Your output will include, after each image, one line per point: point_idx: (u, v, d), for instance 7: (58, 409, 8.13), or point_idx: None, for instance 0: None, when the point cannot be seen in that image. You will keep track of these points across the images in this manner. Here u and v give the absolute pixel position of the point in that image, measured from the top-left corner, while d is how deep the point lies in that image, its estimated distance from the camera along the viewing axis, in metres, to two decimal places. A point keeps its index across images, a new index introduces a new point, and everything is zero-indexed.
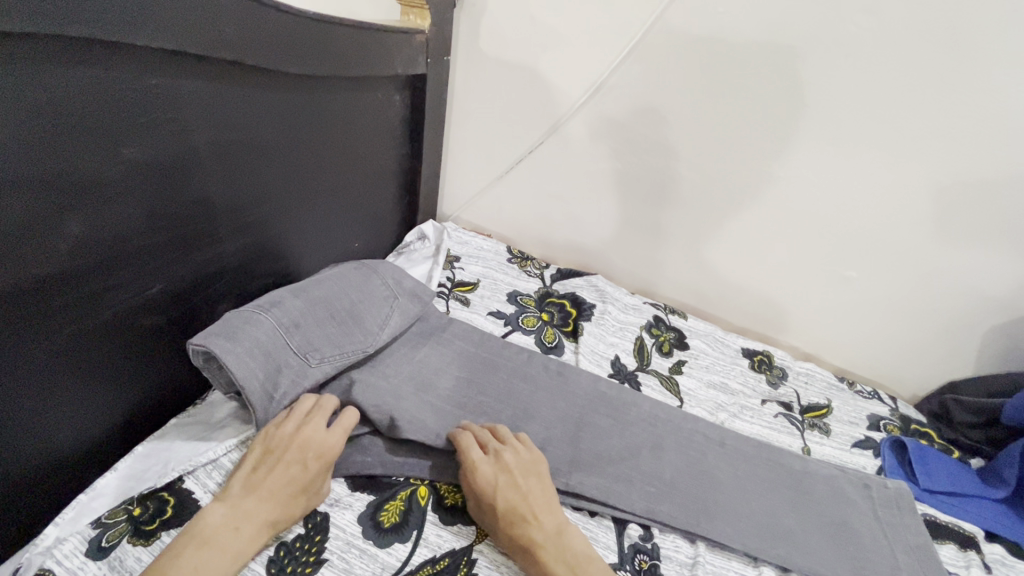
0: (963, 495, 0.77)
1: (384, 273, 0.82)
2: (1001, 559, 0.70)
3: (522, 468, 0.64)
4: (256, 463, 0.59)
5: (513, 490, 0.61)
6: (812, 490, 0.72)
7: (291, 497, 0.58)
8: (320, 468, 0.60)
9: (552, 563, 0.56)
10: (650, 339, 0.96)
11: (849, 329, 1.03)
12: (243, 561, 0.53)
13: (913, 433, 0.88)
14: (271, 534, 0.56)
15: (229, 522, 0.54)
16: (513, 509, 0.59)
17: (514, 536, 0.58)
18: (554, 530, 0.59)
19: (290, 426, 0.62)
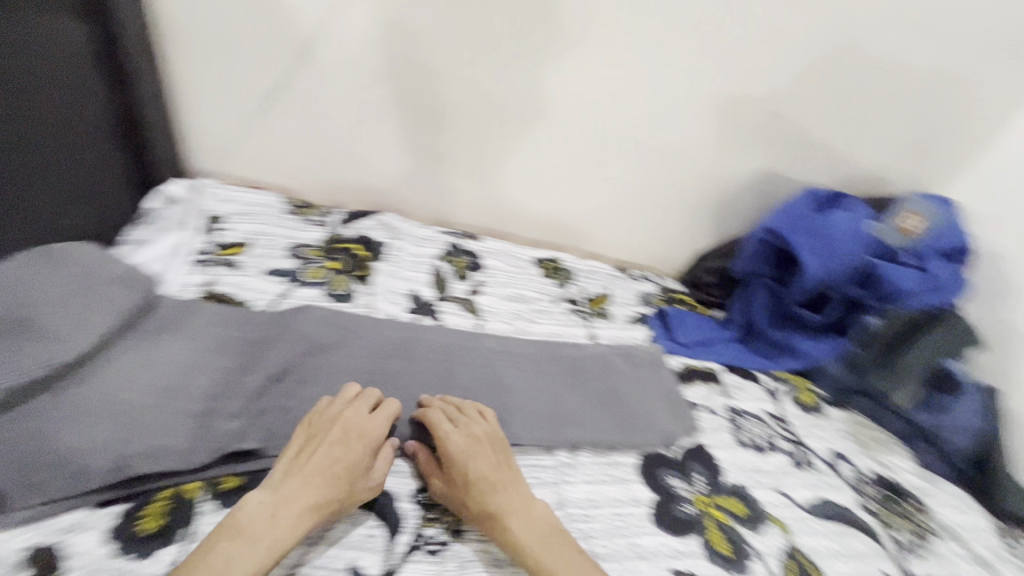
0: (708, 343, 0.95)
1: (80, 260, 0.65)
2: (735, 385, 0.88)
3: (488, 441, 0.65)
4: (292, 455, 0.60)
5: (480, 460, 0.62)
6: (591, 375, 0.82)
7: (330, 477, 0.57)
8: (364, 445, 0.61)
9: (521, 532, 0.57)
10: (446, 267, 0.96)
11: (622, 226, 1.13)
12: (280, 549, 0.52)
13: (674, 301, 1.04)
14: (315, 518, 0.55)
15: (264, 511, 0.54)
16: (484, 481, 0.60)
17: (481, 502, 0.59)
18: (523, 496, 0.61)
19: (330, 412, 0.63)
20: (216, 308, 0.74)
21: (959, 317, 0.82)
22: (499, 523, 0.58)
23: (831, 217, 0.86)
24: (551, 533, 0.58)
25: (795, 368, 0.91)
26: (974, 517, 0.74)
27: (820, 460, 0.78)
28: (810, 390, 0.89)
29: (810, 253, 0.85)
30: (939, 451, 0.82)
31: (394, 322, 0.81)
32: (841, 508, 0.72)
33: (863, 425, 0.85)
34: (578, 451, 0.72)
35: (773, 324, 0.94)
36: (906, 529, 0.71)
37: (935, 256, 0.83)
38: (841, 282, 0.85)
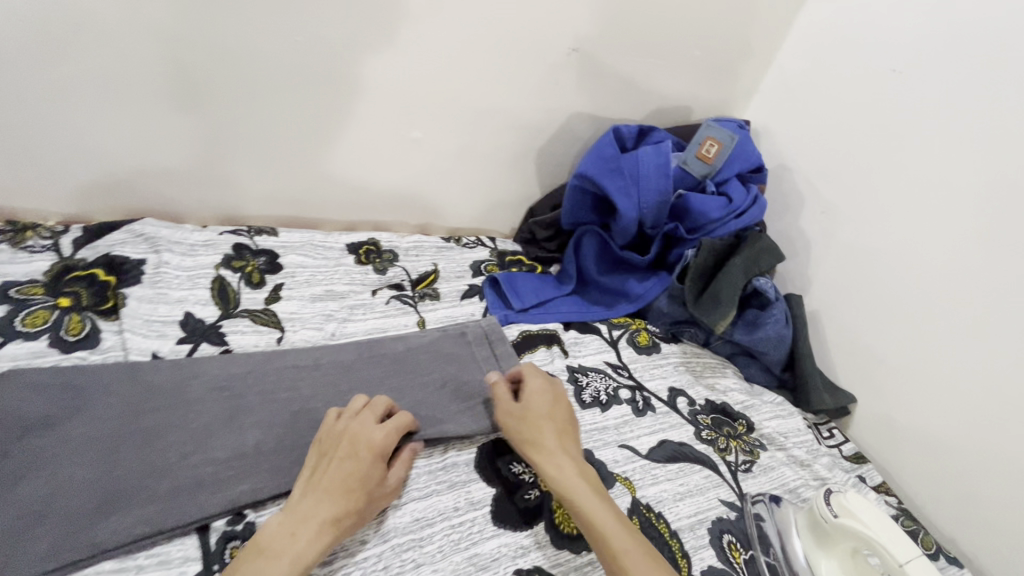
0: (545, 303, 0.90)
1: None
2: (575, 342, 0.85)
3: (566, 399, 0.67)
4: (313, 467, 0.56)
5: (550, 405, 0.63)
6: (420, 368, 0.73)
7: (348, 489, 0.53)
8: (386, 446, 0.58)
9: (574, 480, 0.57)
10: (232, 276, 0.79)
11: (443, 192, 1.02)
12: (303, 568, 0.49)
13: (508, 264, 0.98)
14: (335, 533, 0.52)
15: (285, 532, 0.50)
16: (550, 424, 0.61)
17: (545, 438, 0.60)
18: (579, 456, 0.60)
19: (340, 421, 0.59)
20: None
21: (760, 234, 0.86)
22: (554, 463, 0.58)
23: (637, 154, 0.83)
24: (607, 497, 0.57)
25: (630, 312, 0.90)
26: (791, 420, 0.80)
27: (659, 401, 0.78)
28: (647, 330, 0.89)
29: (624, 195, 0.83)
30: (759, 364, 0.87)
31: (156, 363, 0.64)
32: (679, 446, 0.72)
33: (695, 355, 0.87)
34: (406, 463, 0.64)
35: (604, 271, 0.93)
36: (736, 451, 0.73)
37: (733, 180, 0.85)
38: (656, 219, 0.85)
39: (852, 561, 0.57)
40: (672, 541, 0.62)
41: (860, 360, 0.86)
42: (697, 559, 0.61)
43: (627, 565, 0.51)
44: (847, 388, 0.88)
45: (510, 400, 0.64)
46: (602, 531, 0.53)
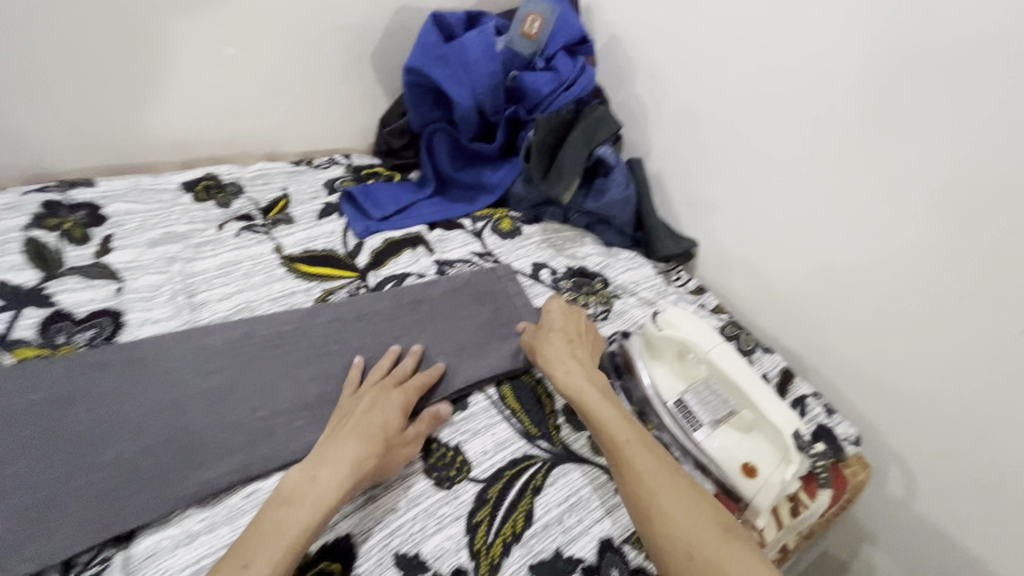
0: (409, 208, 0.91)
1: None
2: (441, 239, 0.87)
3: (580, 323, 0.71)
4: (335, 427, 0.56)
5: (563, 326, 0.68)
6: (411, 293, 0.75)
7: (370, 435, 0.54)
8: (404, 402, 0.59)
9: (579, 384, 0.61)
10: (50, 236, 0.73)
11: (278, 114, 0.96)
12: (325, 507, 0.48)
13: (365, 178, 0.96)
14: (357, 477, 0.51)
15: (305, 476, 0.50)
16: (556, 340, 0.67)
17: (552, 352, 0.65)
18: (591, 372, 0.63)
19: (372, 383, 0.61)
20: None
21: (595, 106, 0.89)
22: (561, 372, 0.63)
23: (461, 41, 0.82)
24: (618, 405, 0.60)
25: (492, 202, 0.93)
26: (642, 270, 0.88)
27: (524, 275, 0.84)
28: (509, 216, 0.93)
29: (455, 83, 0.83)
30: (614, 228, 0.93)
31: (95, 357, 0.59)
32: None
33: (555, 231, 0.92)
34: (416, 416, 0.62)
35: (460, 167, 0.94)
36: (595, 304, 0.81)
37: (560, 52, 0.86)
38: (496, 105, 0.86)
39: (678, 363, 0.66)
40: (537, 387, 0.68)
41: (696, 207, 0.95)
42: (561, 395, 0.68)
43: (641, 463, 0.52)
44: (690, 234, 0.98)
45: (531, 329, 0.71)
46: (608, 430, 0.56)
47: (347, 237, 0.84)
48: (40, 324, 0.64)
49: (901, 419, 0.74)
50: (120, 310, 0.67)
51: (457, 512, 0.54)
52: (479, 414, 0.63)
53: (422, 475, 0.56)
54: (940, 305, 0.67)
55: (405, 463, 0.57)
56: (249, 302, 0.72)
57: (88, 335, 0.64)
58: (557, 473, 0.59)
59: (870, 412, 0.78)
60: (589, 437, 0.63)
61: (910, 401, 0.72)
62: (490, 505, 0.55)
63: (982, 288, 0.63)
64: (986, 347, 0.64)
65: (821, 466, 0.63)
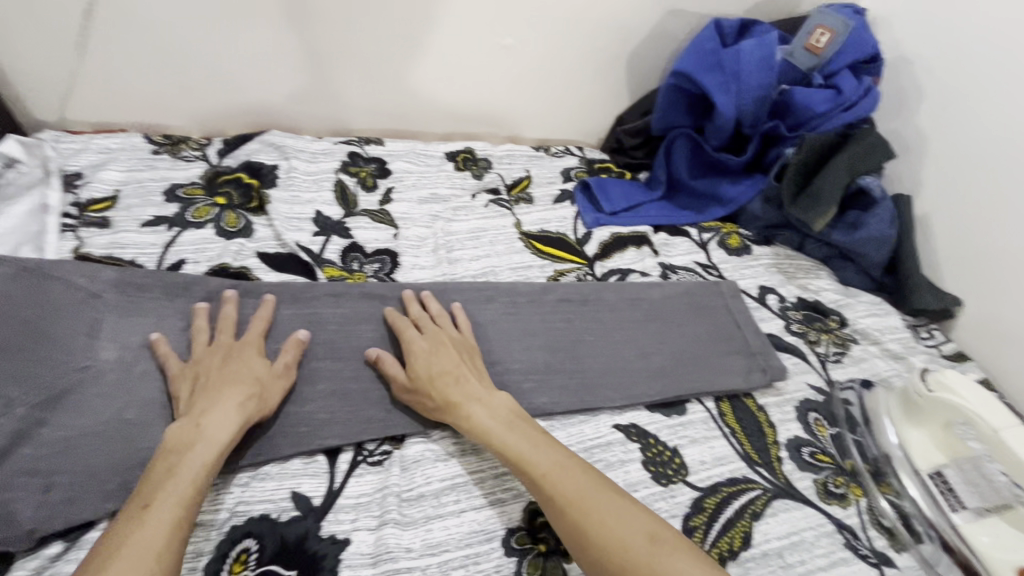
0: (635, 207, 0.93)
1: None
2: (665, 243, 0.88)
3: (461, 342, 0.63)
4: (189, 392, 0.54)
5: (441, 355, 0.59)
6: (633, 292, 0.76)
7: (241, 379, 0.54)
8: (259, 346, 0.59)
9: (478, 417, 0.55)
10: (351, 180, 0.89)
11: (531, 102, 1.04)
12: (221, 441, 0.49)
13: (596, 172, 1.01)
14: (244, 415, 0.52)
15: (190, 426, 0.50)
16: (445, 373, 0.57)
17: (445, 393, 0.56)
18: (494, 399, 0.56)
19: (210, 346, 0.57)
20: (73, 260, 0.64)
21: (870, 131, 0.81)
22: (461, 413, 0.55)
23: (739, 48, 0.81)
24: (529, 428, 0.54)
25: (720, 216, 0.91)
26: (887, 319, 0.79)
27: (749, 296, 0.80)
28: (737, 233, 0.90)
29: (723, 92, 0.81)
30: (856, 266, 0.85)
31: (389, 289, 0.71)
32: (773, 337, 0.75)
33: (787, 257, 0.87)
34: (637, 408, 0.64)
35: (696, 175, 0.93)
36: (827, 343, 0.75)
37: (845, 70, 0.80)
38: (756, 118, 0.83)
39: (943, 433, 0.59)
40: (758, 413, 0.66)
41: (968, 262, 0.81)
42: (784, 429, 0.64)
43: (564, 489, 0.49)
44: (952, 291, 0.84)
45: (401, 371, 0.59)
46: (523, 464, 0.51)
47: (577, 225, 0.89)
48: (342, 251, 0.78)
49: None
50: (397, 251, 0.80)
51: (672, 511, 0.55)
52: (698, 423, 0.63)
53: (639, 465, 0.58)
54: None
55: (625, 449, 0.60)
56: (493, 267, 0.80)
57: (374, 268, 0.77)
58: (777, 507, 0.56)
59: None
60: (815, 480, 0.59)
61: None
62: (707, 515, 0.55)
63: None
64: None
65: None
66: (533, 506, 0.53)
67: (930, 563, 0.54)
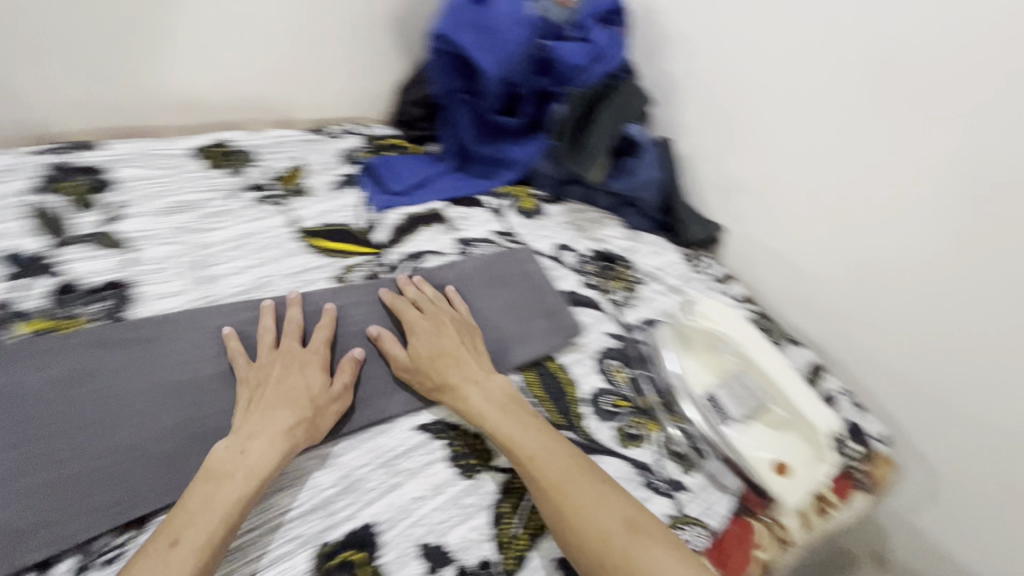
0: (426, 183, 0.87)
1: None
2: (460, 217, 0.84)
3: (460, 323, 0.65)
4: (245, 408, 0.53)
5: (443, 337, 0.61)
6: (427, 276, 0.71)
7: (295, 401, 0.52)
8: (324, 359, 0.58)
9: (478, 402, 0.56)
10: (58, 202, 0.68)
11: (293, 79, 0.92)
12: (263, 472, 0.47)
13: (383, 149, 0.92)
14: (290, 442, 0.50)
15: (231, 451, 0.48)
16: (446, 356, 0.60)
17: (444, 375, 0.58)
18: (492, 383, 0.58)
19: (275, 350, 0.58)
20: None
21: (627, 82, 0.86)
22: (460, 395, 0.57)
23: (490, 6, 0.79)
24: (524, 413, 0.56)
25: (512, 180, 0.90)
26: (667, 255, 0.86)
27: (547, 257, 0.81)
28: (530, 196, 0.90)
29: (481, 51, 0.79)
30: (638, 211, 0.90)
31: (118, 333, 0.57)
32: (570, 295, 0.76)
33: (579, 211, 0.89)
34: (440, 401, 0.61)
35: (482, 140, 0.90)
36: (618, 289, 0.79)
37: (591, 24, 0.83)
38: (523, 77, 0.82)
39: (708, 355, 0.65)
40: (560, 374, 0.66)
41: (723, 191, 0.89)
42: (585, 383, 0.66)
43: (548, 472, 0.51)
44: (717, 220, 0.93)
45: (401, 352, 0.60)
46: (514, 449, 0.53)
47: (363, 211, 0.81)
48: (50, 294, 0.61)
49: (941, 424, 0.71)
50: (129, 282, 0.64)
51: (482, 503, 0.52)
52: None
53: (445, 463, 0.55)
54: (996, 303, 0.64)
55: (428, 450, 0.56)
56: (263, 277, 0.69)
57: (99, 308, 0.61)
58: None
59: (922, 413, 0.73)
60: (613, 428, 0.62)
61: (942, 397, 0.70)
62: (516, 496, 0.54)
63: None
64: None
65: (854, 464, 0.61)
66: (325, 549, 0.47)
67: (714, 477, 0.60)
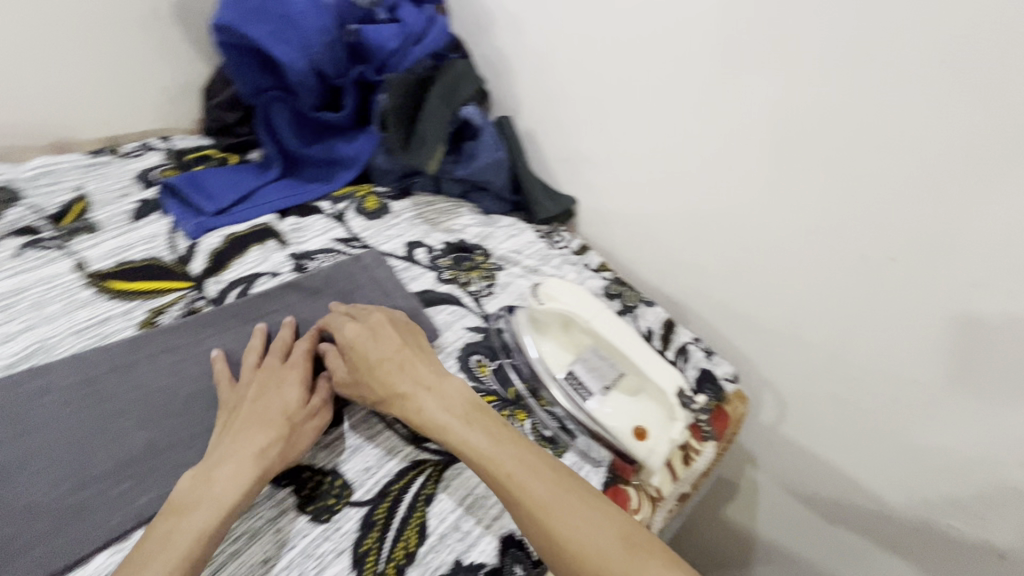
0: (250, 196, 0.78)
1: None
2: (295, 228, 0.76)
3: (399, 324, 0.59)
4: (221, 430, 0.51)
5: (382, 342, 0.55)
6: (256, 304, 0.64)
7: (270, 421, 0.50)
8: (304, 372, 0.55)
9: (432, 412, 0.51)
10: None
11: (64, 96, 0.77)
12: (231, 500, 0.45)
13: (190, 164, 0.81)
14: (263, 467, 0.47)
15: (199, 480, 0.45)
16: (389, 362, 0.54)
17: (388, 383, 0.53)
18: (447, 388, 0.53)
19: (256, 367, 0.55)
20: None
21: (455, 61, 0.81)
22: (411, 406, 0.52)
23: None
24: (490, 419, 0.50)
25: (352, 179, 0.83)
26: (523, 236, 0.84)
27: (398, 259, 0.76)
28: (374, 194, 0.83)
29: (282, 43, 0.71)
30: (491, 195, 0.88)
31: None
32: (423, 294, 0.72)
33: (427, 203, 0.85)
34: None
35: (308, 142, 0.82)
36: (477, 280, 0.76)
37: (403, 3, 0.79)
38: (337, 66, 0.75)
39: (563, 335, 0.65)
40: None
41: (570, 164, 0.88)
42: None
43: (529, 492, 0.45)
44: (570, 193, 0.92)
45: (344, 364, 0.56)
46: (478, 462, 0.47)
47: (174, 240, 0.71)
48: None
49: (786, 355, 0.76)
50: None
51: (340, 546, 0.48)
52: (359, 426, 0.57)
53: (295, 512, 0.49)
54: (810, 247, 0.67)
55: (274, 501, 0.50)
56: (44, 340, 0.57)
57: None
58: (449, 476, 0.54)
59: (763, 345, 0.78)
60: None
61: (783, 331, 0.75)
62: (379, 529, 0.49)
63: (840, 224, 0.63)
64: (855, 275, 0.65)
65: (703, 419, 0.65)
66: None
67: (586, 453, 0.60)
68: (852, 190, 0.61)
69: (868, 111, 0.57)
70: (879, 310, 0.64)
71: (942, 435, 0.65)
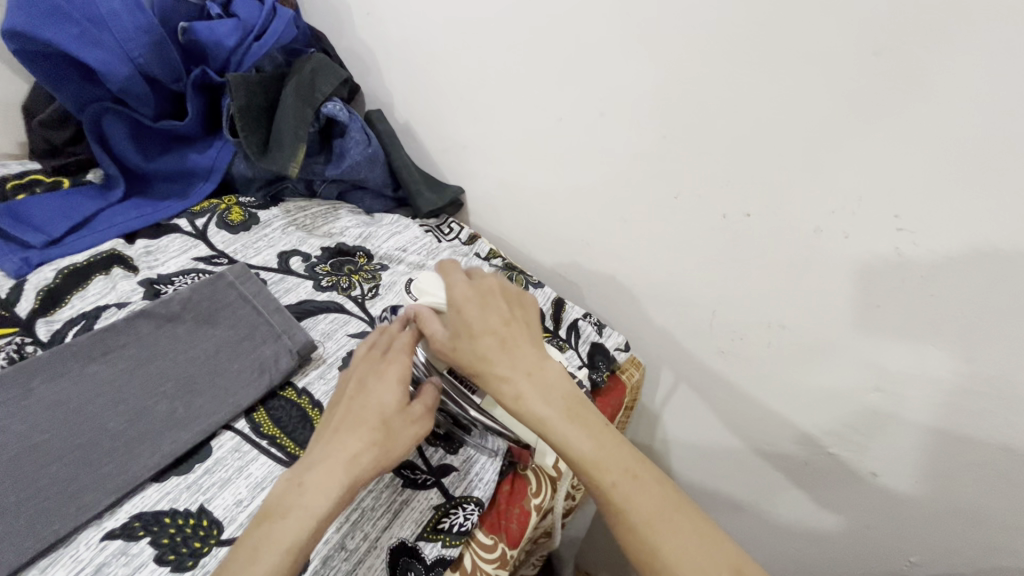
0: (89, 221, 0.70)
1: None
2: (145, 252, 0.69)
3: (510, 293, 0.51)
4: (324, 425, 0.46)
5: (483, 312, 0.48)
6: (93, 341, 0.56)
7: (365, 421, 0.45)
8: (411, 364, 0.48)
9: (531, 403, 0.44)
10: None
11: None
12: (316, 518, 0.40)
13: (11, 193, 0.71)
14: (355, 478, 0.42)
15: (291, 484, 0.42)
16: (490, 336, 0.47)
17: (483, 358, 0.46)
18: (555, 378, 0.46)
19: (369, 353, 0.49)
20: None
21: (309, 56, 0.76)
22: (508, 390, 0.45)
23: None
24: (594, 421, 0.44)
25: (212, 191, 0.77)
26: (407, 232, 0.80)
27: (269, 271, 0.71)
28: (239, 205, 0.77)
29: (93, 47, 0.64)
30: (371, 192, 0.85)
31: None
32: (299, 306, 0.68)
33: (300, 209, 0.79)
34: (142, 488, 0.50)
35: (154, 156, 0.76)
36: (359, 283, 0.73)
37: None
38: (172, 70, 0.70)
39: None
40: (300, 400, 0.59)
41: (450, 153, 0.86)
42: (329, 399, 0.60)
43: (636, 509, 0.40)
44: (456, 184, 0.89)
45: (440, 332, 0.49)
46: (582, 460, 0.42)
47: None
48: None
49: (683, 334, 0.74)
50: None
51: None
52: (228, 458, 0.53)
53: (152, 564, 0.46)
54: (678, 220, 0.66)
55: (127, 558, 0.46)
56: None
57: None
58: None
59: (656, 320, 0.76)
60: None
61: (677, 312, 0.74)
62: None
63: (696, 188, 0.63)
64: (722, 239, 0.64)
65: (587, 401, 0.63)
66: None
67: (481, 445, 0.57)
68: (700, 151, 0.60)
69: (710, 75, 0.56)
70: (752, 273, 0.63)
71: (821, 388, 0.64)
